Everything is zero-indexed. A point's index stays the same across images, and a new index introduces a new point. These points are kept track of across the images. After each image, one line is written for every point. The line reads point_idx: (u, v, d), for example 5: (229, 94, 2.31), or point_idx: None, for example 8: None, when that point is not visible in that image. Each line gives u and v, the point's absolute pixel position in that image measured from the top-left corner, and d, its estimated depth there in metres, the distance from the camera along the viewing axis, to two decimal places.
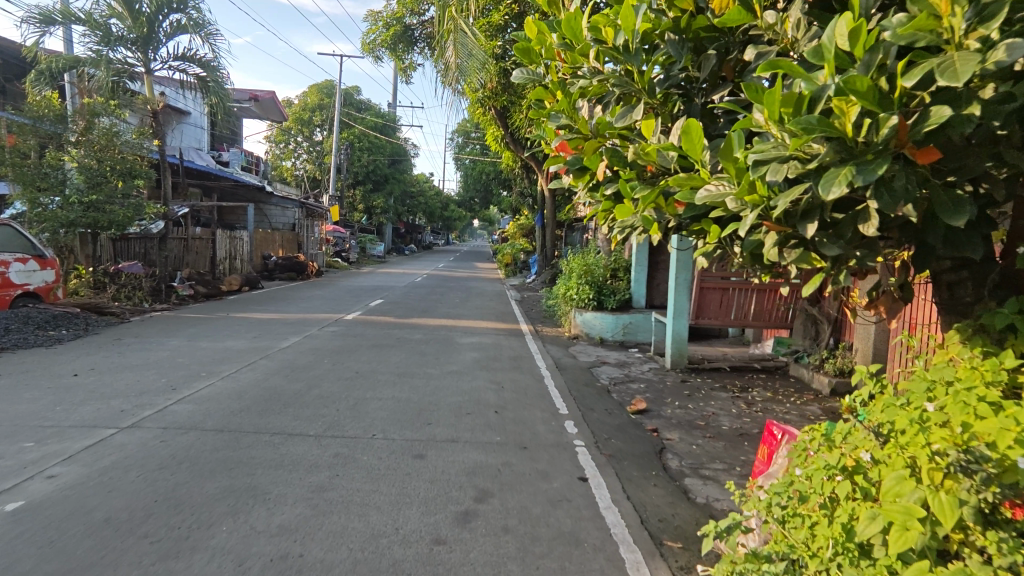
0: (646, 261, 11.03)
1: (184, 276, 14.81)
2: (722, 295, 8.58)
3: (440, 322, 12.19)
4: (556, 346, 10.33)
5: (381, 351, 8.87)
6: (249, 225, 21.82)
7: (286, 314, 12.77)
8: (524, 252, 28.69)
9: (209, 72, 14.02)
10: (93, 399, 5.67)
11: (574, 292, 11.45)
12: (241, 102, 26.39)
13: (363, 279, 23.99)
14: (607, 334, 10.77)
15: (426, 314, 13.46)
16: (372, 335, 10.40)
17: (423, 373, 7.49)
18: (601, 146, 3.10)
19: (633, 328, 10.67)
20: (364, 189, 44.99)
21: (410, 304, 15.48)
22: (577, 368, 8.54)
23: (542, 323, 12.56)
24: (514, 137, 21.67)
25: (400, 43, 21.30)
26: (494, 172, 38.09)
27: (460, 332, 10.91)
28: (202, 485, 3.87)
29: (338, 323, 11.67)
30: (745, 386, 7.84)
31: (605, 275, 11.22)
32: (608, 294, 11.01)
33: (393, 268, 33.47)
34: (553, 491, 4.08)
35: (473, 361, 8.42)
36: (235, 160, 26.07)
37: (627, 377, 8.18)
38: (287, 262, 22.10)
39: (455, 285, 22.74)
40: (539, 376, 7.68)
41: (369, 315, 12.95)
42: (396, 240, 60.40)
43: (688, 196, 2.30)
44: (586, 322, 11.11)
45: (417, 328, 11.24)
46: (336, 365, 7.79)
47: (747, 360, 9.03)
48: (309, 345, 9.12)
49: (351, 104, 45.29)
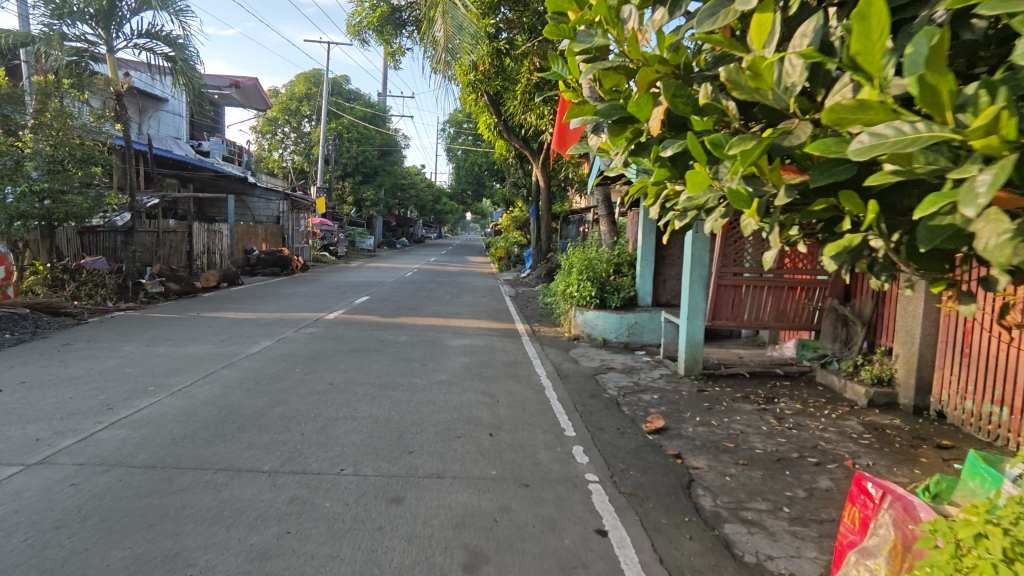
0: (652, 255, 10.15)
1: (153, 272, 13.80)
2: (740, 293, 7.71)
3: (428, 322, 11.27)
4: (555, 349, 9.43)
5: (361, 356, 7.95)
6: (229, 217, 20.75)
7: (262, 313, 11.82)
8: (519, 245, 27.76)
9: (177, 50, 12.85)
10: (7, 424, 4.73)
11: (573, 290, 10.56)
12: (221, 88, 25.18)
13: (350, 274, 22.97)
14: (610, 335, 9.90)
15: (414, 313, 12.55)
16: (353, 337, 9.48)
17: (407, 383, 6.58)
18: (653, 82, 2.25)
19: (639, 328, 9.80)
20: (353, 181, 43.85)
21: (397, 301, 14.53)
22: (581, 375, 7.67)
23: (539, 323, 11.65)
24: (508, 125, 20.69)
25: (387, 25, 20.24)
26: (487, 164, 37.05)
27: (451, 333, 10.00)
28: (105, 555, 2.95)
29: (318, 323, 10.74)
30: (769, 396, 6.99)
31: (607, 270, 10.32)
32: (611, 292, 10.13)
33: (383, 262, 32.47)
34: (564, 554, 3.19)
35: (464, 368, 7.52)
36: (216, 150, 24.92)
37: (636, 386, 7.32)
38: (270, 257, 21.06)
39: (445, 280, 21.80)
40: (539, 386, 6.78)
41: (353, 314, 12.02)
42: (387, 234, 59.27)
43: (840, 148, 1.56)
44: (587, 322, 10.22)
45: (403, 329, 10.31)
46: (308, 374, 6.86)
47: (766, 364, 8.18)
48: (281, 351, 8.17)
49: (340, 94, 44.04)
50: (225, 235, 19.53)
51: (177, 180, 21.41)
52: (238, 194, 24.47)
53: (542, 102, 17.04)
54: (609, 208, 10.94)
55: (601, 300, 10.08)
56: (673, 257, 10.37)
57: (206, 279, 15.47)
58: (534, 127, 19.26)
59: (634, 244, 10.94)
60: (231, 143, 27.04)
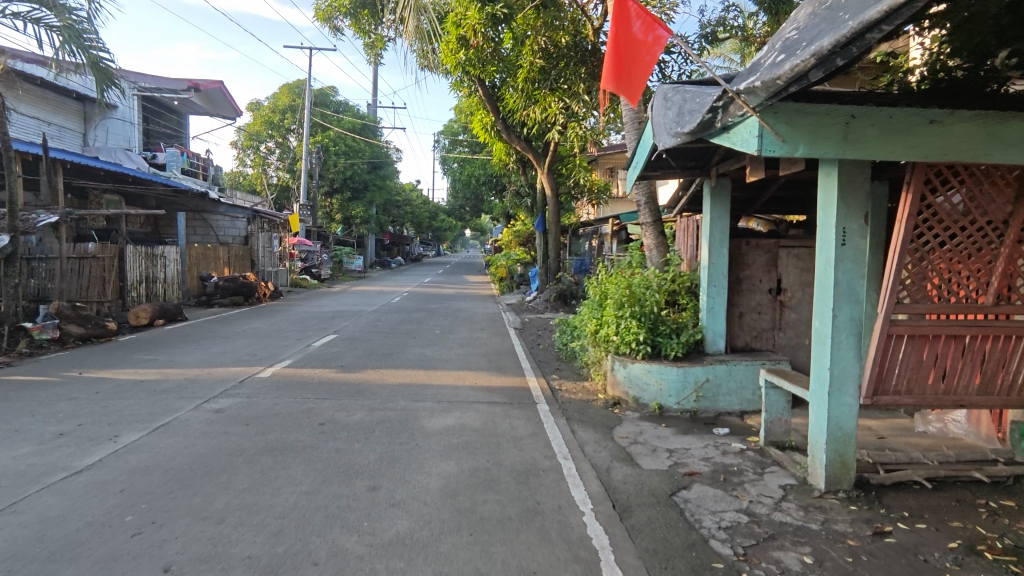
0: (724, 281, 7.07)
1: (49, 311, 10.65)
2: (923, 348, 4.41)
3: (403, 379, 8.02)
4: (591, 427, 6.15)
5: (272, 466, 4.69)
6: (180, 238, 17.52)
7: (175, 369, 8.55)
8: (522, 263, 24.62)
9: (66, 20, 9.77)
10: None
11: (607, 329, 7.33)
12: (178, 92, 22.20)
13: (326, 302, 19.78)
14: (668, 400, 6.76)
15: (388, 361, 9.29)
16: (281, 415, 6.21)
17: (326, 556, 3.34)
18: None
19: (710, 389, 6.71)
20: (342, 197, 40.87)
21: (370, 342, 11.27)
22: (650, 497, 4.38)
23: (557, 377, 8.36)
24: (506, 123, 17.81)
25: (361, 9, 17.39)
26: (485, 176, 34.11)
27: (431, 403, 6.75)
28: None
29: (243, 386, 7.48)
30: (1013, 550, 3.73)
31: (660, 303, 7.15)
32: (666, 333, 6.96)
33: (372, 284, 29.26)
34: None
35: (446, 492, 4.26)
36: (173, 163, 21.84)
37: (755, 524, 4.03)
38: (230, 284, 17.87)
39: (438, 306, 18.57)
40: (588, 553, 3.47)
41: (301, 366, 8.79)
42: (380, 252, 56.11)
43: None
44: (633, 379, 7.00)
45: (361, 396, 7.02)
46: (144, 528, 3.60)
47: (946, 461, 4.92)
48: (143, 454, 4.91)
49: (326, 105, 41.26)
50: (172, 260, 16.58)
51: (120, 197, 18.30)
52: (198, 212, 21.40)
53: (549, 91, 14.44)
54: (655, 212, 7.79)
55: (652, 347, 6.89)
56: (751, 280, 7.26)
57: (130, 316, 12.35)
58: (537, 123, 16.27)
59: (690, 264, 7.82)
60: (194, 155, 23.94)
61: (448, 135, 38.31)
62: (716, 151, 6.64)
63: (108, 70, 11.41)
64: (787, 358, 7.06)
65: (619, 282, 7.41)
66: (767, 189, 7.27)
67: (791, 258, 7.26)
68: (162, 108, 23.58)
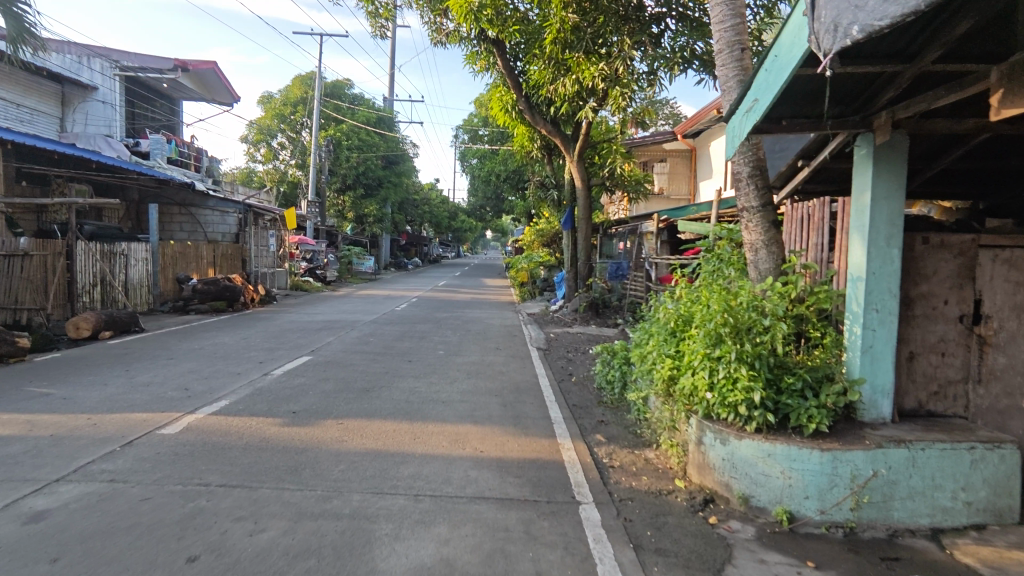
0: (892, 303, 4.25)
1: None
2: None
3: (373, 445, 5.30)
4: (681, 573, 3.36)
5: None
6: (153, 234, 15.19)
7: (56, 415, 5.96)
8: (548, 267, 21.73)
9: None
10: None
11: (690, 379, 4.51)
12: (164, 72, 20.00)
13: (321, 309, 17.28)
14: (803, 505, 3.94)
15: (360, 405, 6.59)
16: (137, 529, 3.55)
17: None
18: None
19: (876, 489, 3.89)
20: (354, 194, 38.62)
21: (349, 369, 8.62)
22: None
23: (602, 444, 5.52)
24: (530, 102, 15.10)
25: None
26: (506, 172, 31.44)
27: (401, 506, 4.01)
28: None
29: (124, 453, 4.83)
30: None
31: (783, 337, 4.33)
32: (796, 390, 4.17)
33: (381, 288, 26.70)
34: None
35: None
36: (158, 150, 19.56)
37: None
38: (210, 288, 15.43)
39: (447, 316, 15.90)
40: None
41: (235, 412, 6.12)
42: (397, 253, 53.94)
43: None
44: (740, 466, 4.16)
45: (292, 483, 4.32)
46: None
47: None
48: None
49: (341, 97, 38.89)
50: (137, 260, 14.29)
51: (90, 186, 16.05)
52: (184, 206, 19.15)
53: (583, 56, 11.85)
54: (764, 191, 4.95)
55: (774, 414, 4.10)
56: (930, 301, 4.45)
57: (79, 326, 10.62)
58: (567, 100, 13.59)
59: (817, 275, 4.98)
60: (184, 143, 21.71)
61: (468, 128, 35.73)
62: (892, 83, 3.87)
63: (24, 19, 9.03)
64: (1001, 433, 4.18)
65: (710, 301, 4.59)
66: (950, 152, 4.61)
67: (997, 265, 4.39)
68: (150, 92, 21.43)
